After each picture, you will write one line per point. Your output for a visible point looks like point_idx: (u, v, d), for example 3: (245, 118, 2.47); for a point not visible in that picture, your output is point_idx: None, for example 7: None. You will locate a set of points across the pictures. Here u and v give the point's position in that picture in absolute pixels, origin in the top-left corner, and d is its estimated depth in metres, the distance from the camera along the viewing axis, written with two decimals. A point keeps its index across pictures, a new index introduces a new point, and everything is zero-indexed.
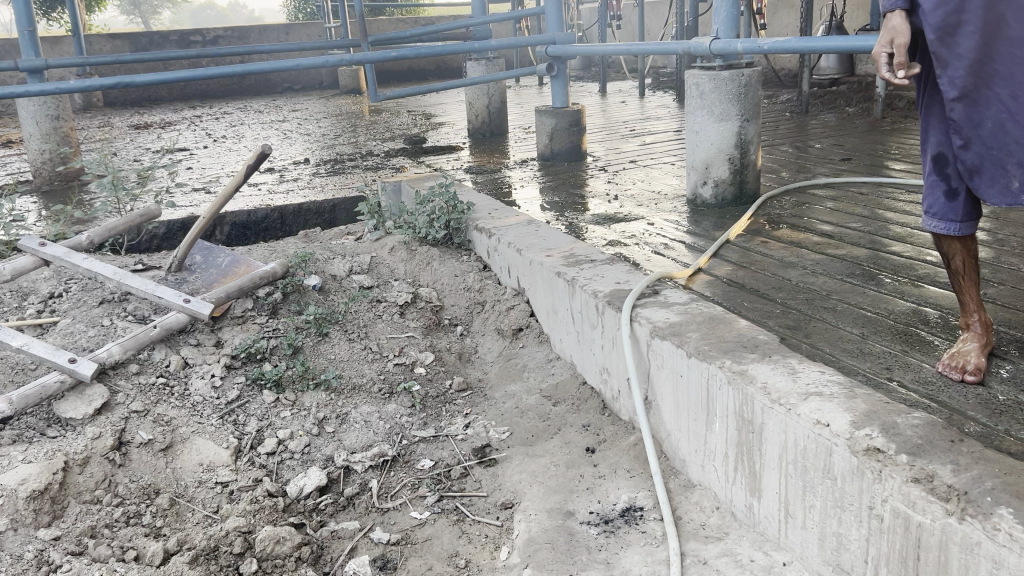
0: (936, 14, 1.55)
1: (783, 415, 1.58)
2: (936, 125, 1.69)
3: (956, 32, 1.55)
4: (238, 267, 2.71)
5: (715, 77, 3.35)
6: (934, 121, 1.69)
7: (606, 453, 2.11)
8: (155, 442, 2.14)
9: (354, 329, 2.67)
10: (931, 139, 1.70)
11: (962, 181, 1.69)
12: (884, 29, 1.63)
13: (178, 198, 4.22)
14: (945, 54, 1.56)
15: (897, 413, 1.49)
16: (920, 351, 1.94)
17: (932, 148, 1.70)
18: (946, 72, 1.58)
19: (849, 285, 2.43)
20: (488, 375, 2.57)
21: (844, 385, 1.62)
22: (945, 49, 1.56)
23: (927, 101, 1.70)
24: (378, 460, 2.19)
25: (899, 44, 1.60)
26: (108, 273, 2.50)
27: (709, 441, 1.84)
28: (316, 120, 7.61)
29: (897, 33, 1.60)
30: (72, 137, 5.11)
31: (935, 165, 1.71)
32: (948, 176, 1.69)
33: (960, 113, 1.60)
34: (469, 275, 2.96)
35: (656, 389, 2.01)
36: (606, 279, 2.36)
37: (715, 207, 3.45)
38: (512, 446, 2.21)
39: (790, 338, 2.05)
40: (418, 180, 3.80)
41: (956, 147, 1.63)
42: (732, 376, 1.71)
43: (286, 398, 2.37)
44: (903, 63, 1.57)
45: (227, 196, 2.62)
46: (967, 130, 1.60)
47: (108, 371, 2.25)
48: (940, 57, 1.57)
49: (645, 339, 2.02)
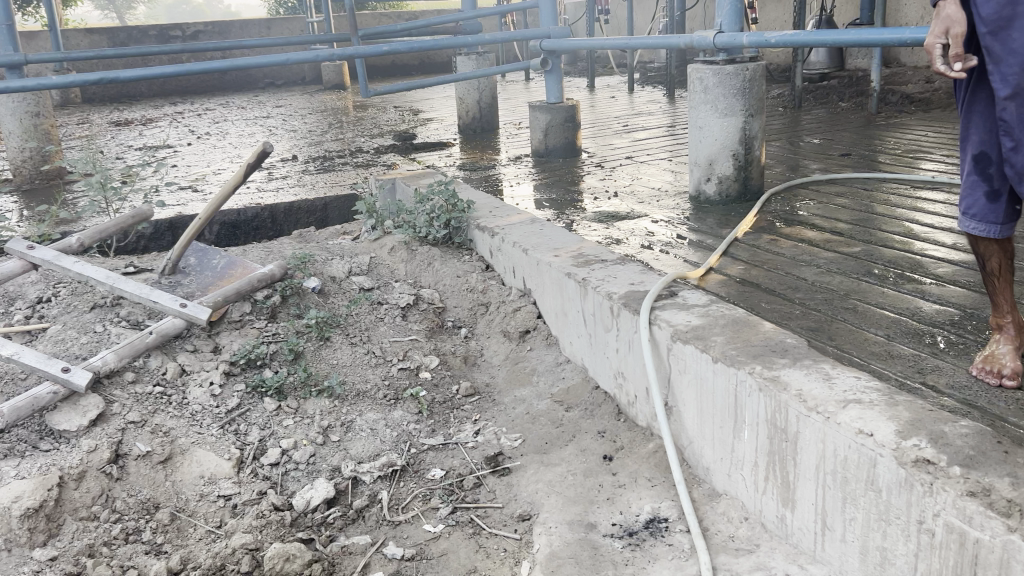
0: (991, 5, 1.54)
1: (821, 423, 1.51)
2: (980, 123, 1.69)
3: (1010, 26, 1.53)
4: (234, 269, 2.62)
5: (719, 72, 3.29)
6: (977, 118, 1.70)
7: (624, 461, 2.04)
8: (154, 454, 2.05)
9: (356, 332, 2.58)
10: (974, 138, 1.71)
11: (1005, 182, 1.69)
12: (938, 18, 1.61)
13: (165, 197, 4.12)
14: (999, 48, 1.55)
15: (943, 421, 1.43)
16: (950, 353, 1.87)
17: (974, 147, 1.71)
18: (999, 68, 1.56)
19: (867, 284, 2.37)
20: (496, 380, 2.50)
21: (884, 392, 1.55)
22: (999, 43, 1.55)
23: (969, 98, 1.70)
24: (387, 470, 2.11)
25: (954, 35, 1.58)
26: (100, 276, 2.38)
27: (736, 449, 1.78)
28: (300, 116, 7.49)
29: (953, 23, 1.58)
30: (54, 134, 4.97)
31: (976, 165, 1.71)
32: (991, 177, 1.69)
33: (1013, 112, 1.57)
34: (471, 275, 2.89)
35: (677, 394, 1.95)
36: (619, 280, 2.28)
37: (719, 204, 3.39)
38: (526, 454, 2.14)
39: (814, 341, 1.98)
40: (413, 178, 3.71)
41: (1007, 150, 1.60)
42: (764, 383, 1.65)
43: (289, 405, 2.28)
44: (959, 55, 1.56)
45: (225, 196, 2.52)
46: (1019, 131, 1.58)
47: (103, 380, 2.15)
48: (994, 52, 1.56)
49: (665, 343, 1.96)
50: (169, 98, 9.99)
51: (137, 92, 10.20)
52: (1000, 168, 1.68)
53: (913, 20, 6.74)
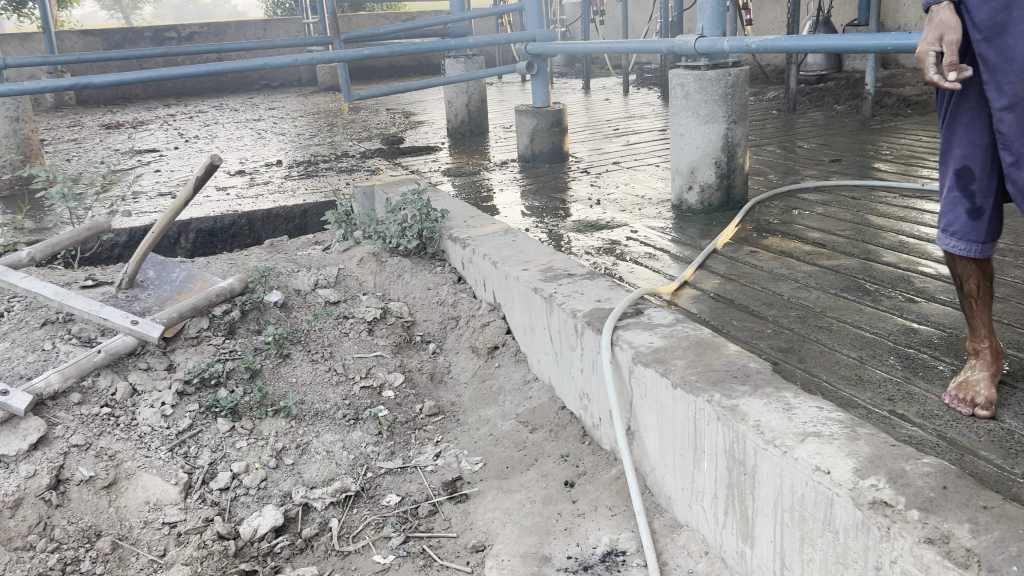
0: (985, 10, 1.46)
1: (778, 458, 1.43)
2: (961, 137, 1.59)
3: (1004, 32, 1.45)
4: (194, 283, 2.54)
5: (700, 77, 3.20)
6: (962, 131, 1.58)
7: (585, 487, 1.95)
8: (98, 479, 1.97)
9: (318, 348, 2.50)
10: (956, 152, 1.60)
11: (988, 199, 1.59)
12: (931, 25, 1.50)
13: (141, 204, 4.04)
14: (994, 56, 1.47)
15: (904, 458, 1.34)
16: (924, 378, 1.78)
17: (956, 161, 1.60)
18: (994, 77, 1.47)
19: (844, 300, 2.28)
20: (461, 399, 2.41)
21: (846, 424, 1.47)
22: (994, 51, 1.46)
23: (951, 110, 1.59)
24: (340, 496, 2.03)
25: (950, 41, 1.46)
26: (50, 292, 2.30)
27: (696, 480, 1.69)
28: (291, 119, 7.42)
29: (946, 28, 1.47)
30: (34, 140, 4.92)
31: (958, 180, 1.61)
32: (973, 194, 1.59)
33: (1010, 124, 1.48)
34: (442, 288, 2.81)
35: (639, 418, 1.86)
36: (585, 296, 2.20)
37: (701, 213, 3.31)
38: (485, 479, 2.05)
39: (783, 364, 1.90)
40: (391, 184, 3.62)
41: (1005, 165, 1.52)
42: (722, 413, 1.56)
43: (243, 426, 2.20)
44: (954, 64, 1.43)
45: (180, 208, 2.44)
46: (1018, 144, 1.48)
47: (47, 401, 2.06)
48: (988, 60, 1.47)
49: (627, 365, 1.87)
50: (164, 100, 9.93)
51: (133, 94, 10.16)
52: (984, 184, 1.58)
53: (912, 21, 6.64)
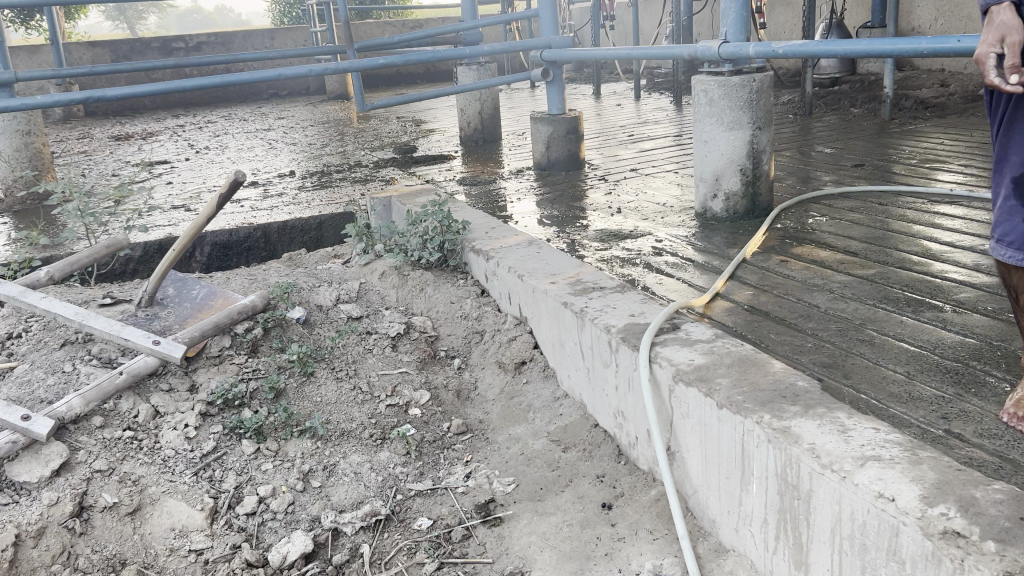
0: None
1: (836, 483, 1.37)
2: (1020, 144, 1.52)
3: None
4: (214, 300, 2.49)
5: (725, 83, 3.14)
6: (1020, 137, 1.52)
7: (624, 510, 1.89)
8: (121, 505, 1.91)
9: (342, 366, 2.44)
10: (1014, 158, 1.53)
11: None
12: (991, 27, 1.43)
13: (155, 218, 3.99)
14: None
15: (973, 484, 1.28)
16: (977, 395, 1.72)
17: (1014, 169, 1.53)
18: None
19: (884, 312, 2.22)
20: (490, 417, 2.35)
21: (906, 447, 1.41)
22: None
23: (1009, 116, 1.53)
24: (370, 520, 1.97)
25: (1011, 43, 1.39)
26: (69, 313, 2.25)
27: (745, 504, 1.63)
28: (302, 128, 7.38)
29: (1008, 30, 1.40)
30: (45, 153, 4.88)
31: (1015, 189, 1.54)
32: None
33: None
34: (466, 301, 2.75)
35: (681, 439, 1.80)
36: (618, 310, 2.14)
37: (726, 221, 3.25)
38: (519, 501, 1.99)
39: (828, 381, 1.84)
40: (409, 195, 3.57)
41: None
42: (773, 435, 1.50)
43: (268, 448, 2.15)
44: (1016, 65, 1.35)
45: (201, 224, 2.39)
46: None
47: (69, 425, 2.02)
48: None
49: (667, 384, 1.81)
50: (172, 111, 9.91)
51: (140, 105, 10.14)
52: None
53: (927, 23, 6.60)
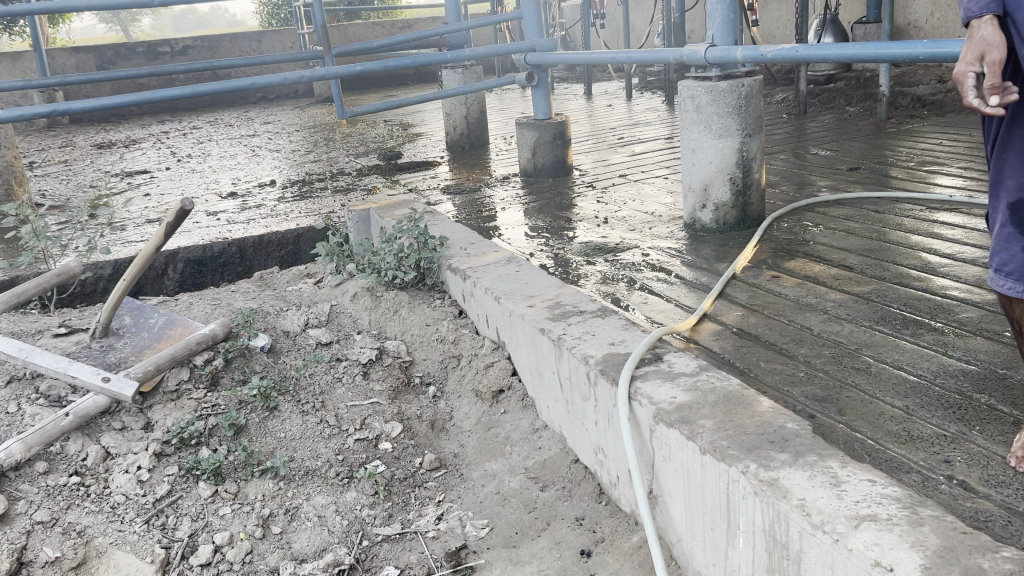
0: None
1: (829, 546, 1.23)
2: (1016, 166, 1.44)
3: None
4: (173, 329, 2.36)
5: (712, 89, 3.01)
6: (1015, 160, 1.44)
7: (604, 558, 1.76)
8: (64, 559, 1.77)
9: (308, 398, 2.31)
10: (1010, 181, 1.46)
11: None
12: (972, 43, 1.37)
13: (127, 233, 3.86)
14: None
15: (980, 552, 1.14)
16: (983, 433, 1.59)
17: (1009, 194, 1.45)
18: None
19: (881, 335, 2.09)
20: (465, 450, 2.22)
21: (905, 502, 1.28)
22: None
23: (1005, 135, 1.45)
24: (333, 570, 1.83)
25: (991, 61, 1.33)
26: (13, 349, 2.12)
27: (731, 558, 1.50)
28: (287, 134, 7.25)
29: (988, 47, 1.34)
30: (18, 167, 4.76)
31: (1012, 216, 1.46)
32: None
33: None
34: (442, 323, 2.62)
35: (663, 483, 1.67)
36: (597, 338, 2.01)
37: (716, 232, 3.12)
38: (492, 547, 1.86)
39: (821, 419, 1.71)
40: (387, 207, 3.44)
41: None
42: (759, 487, 1.37)
43: (226, 490, 2.01)
44: (995, 85, 1.30)
45: (153, 251, 2.26)
46: None
47: (9, 473, 1.88)
48: None
49: (648, 424, 1.68)
50: (158, 117, 9.80)
51: (127, 112, 10.02)
52: None
53: (923, 17, 6.46)
